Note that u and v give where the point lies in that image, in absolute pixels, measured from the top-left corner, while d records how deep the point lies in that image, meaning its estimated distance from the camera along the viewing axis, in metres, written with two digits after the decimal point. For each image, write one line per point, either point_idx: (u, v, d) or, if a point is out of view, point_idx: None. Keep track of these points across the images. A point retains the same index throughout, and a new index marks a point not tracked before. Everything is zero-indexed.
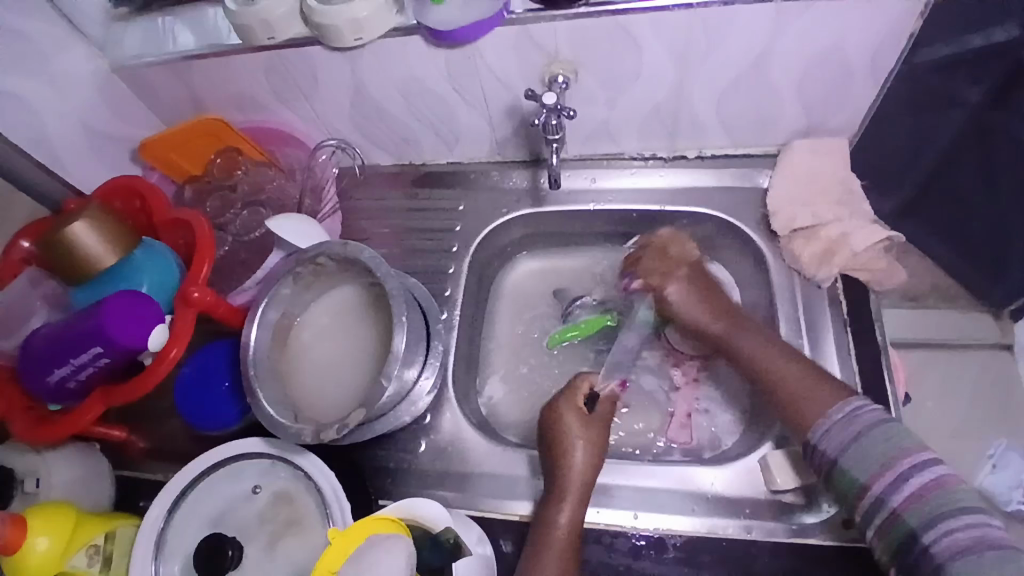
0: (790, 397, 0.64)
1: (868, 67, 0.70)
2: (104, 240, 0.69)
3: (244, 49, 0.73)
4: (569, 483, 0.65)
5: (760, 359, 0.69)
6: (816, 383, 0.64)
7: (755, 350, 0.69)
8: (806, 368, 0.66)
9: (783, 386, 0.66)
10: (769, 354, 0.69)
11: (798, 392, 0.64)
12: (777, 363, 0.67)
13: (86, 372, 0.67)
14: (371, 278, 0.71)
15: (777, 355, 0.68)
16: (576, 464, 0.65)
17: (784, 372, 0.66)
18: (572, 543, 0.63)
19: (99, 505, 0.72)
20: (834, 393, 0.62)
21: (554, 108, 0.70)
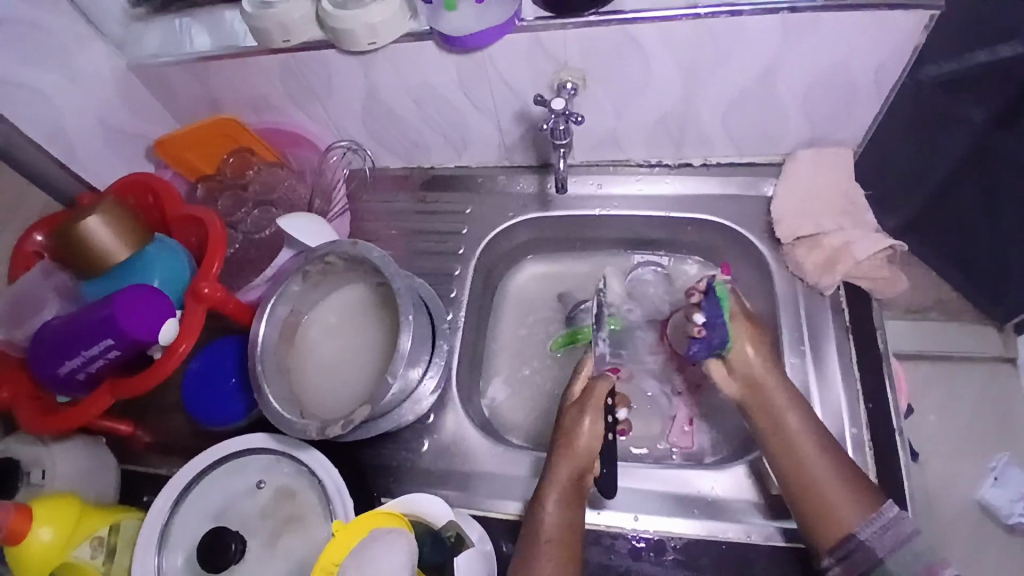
0: (824, 500, 0.60)
1: (873, 80, 0.71)
2: (117, 235, 0.70)
3: (260, 51, 0.75)
4: (558, 477, 0.64)
5: (804, 452, 0.63)
6: (849, 490, 0.60)
7: (800, 437, 0.64)
8: (846, 473, 0.61)
9: (818, 481, 0.61)
10: (812, 448, 0.63)
11: (834, 490, 0.60)
12: (817, 459, 0.62)
13: (97, 364, 0.68)
14: (380, 279, 0.72)
15: (817, 449, 0.63)
16: (565, 457, 0.65)
17: (820, 473, 0.61)
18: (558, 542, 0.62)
19: (103, 496, 0.73)
20: (867, 503, 0.60)
21: (563, 114, 0.71)
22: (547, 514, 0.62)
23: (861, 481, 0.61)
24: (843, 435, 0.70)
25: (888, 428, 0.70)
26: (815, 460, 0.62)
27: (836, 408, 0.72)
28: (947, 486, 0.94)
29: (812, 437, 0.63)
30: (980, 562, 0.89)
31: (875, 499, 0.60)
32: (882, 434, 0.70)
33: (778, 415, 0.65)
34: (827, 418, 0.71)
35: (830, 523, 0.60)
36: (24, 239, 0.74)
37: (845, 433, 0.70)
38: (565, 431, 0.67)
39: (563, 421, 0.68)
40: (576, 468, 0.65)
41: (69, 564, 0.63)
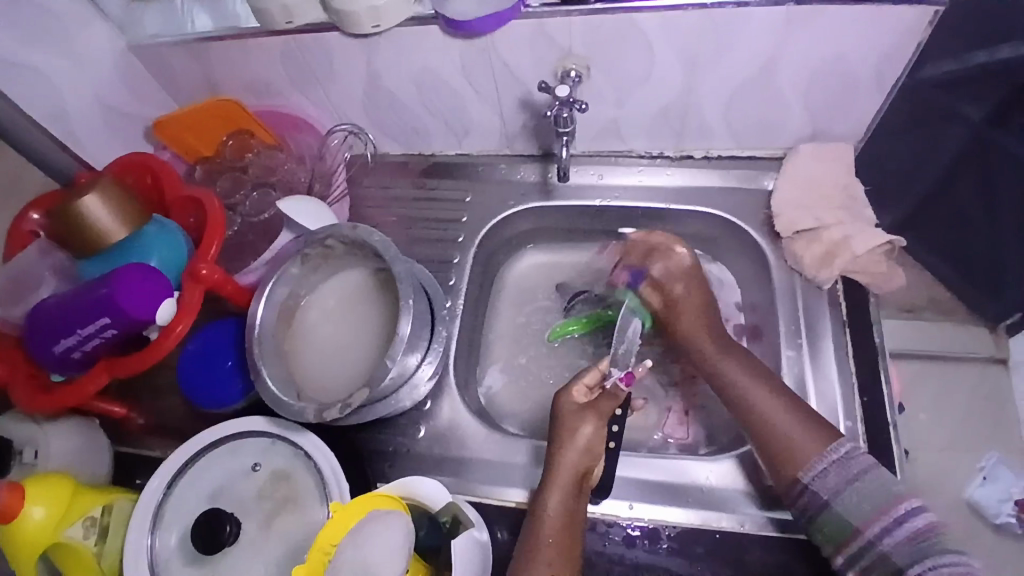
0: (789, 450, 0.63)
1: (876, 74, 0.71)
2: (115, 214, 0.70)
3: (260, 32, 0.74)
4: (561, 470, 0.64)
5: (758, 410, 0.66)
6: (805, 429, 0.63)
7: (746, 387, 0.68)
8: (798, 416, 0.64)
9: (769, 425, 0.64)
10: (752, 387, 0.68)
11: (786, 428, 0.64)
12: (762, 399, 0.66)
13: (92, 343, 0.68)
14: (379, 263, 0.72)
15: (762, 387, 0.67)
16: (569, 454, 0.65)
17: (774, 417, 0.65)
18: (562, 533, 0.62)
19: (97, 476, 0.72)
20: (823, 440, 0.62)
21: (566, 101, 0.70)
22: (552, 503, 0.63)
23: (814, 418, 0.64)
24: (838, 428, 0.71)
25: (883, 421, 0.70)
26: (765, 404, 0.66)
27: (831, 401, 0.72)
28: (938, 482, 0.94)
29: (755, 381, 0.68)
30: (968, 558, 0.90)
31: (830, 437, 0.62)
32: (876, 427, 0.70)
33: (739, 390, 0.68)
34: (823, 411, 0.72)
35: (790, 460, 0.62)
36: (21, 217, 0.73)
37: (840, 426, 0.71)
38: (568, 429, 0.67)
39: (560, 414, 0.69)
40: (580, 466, 0.65)
41: (61, 544, 0.63)
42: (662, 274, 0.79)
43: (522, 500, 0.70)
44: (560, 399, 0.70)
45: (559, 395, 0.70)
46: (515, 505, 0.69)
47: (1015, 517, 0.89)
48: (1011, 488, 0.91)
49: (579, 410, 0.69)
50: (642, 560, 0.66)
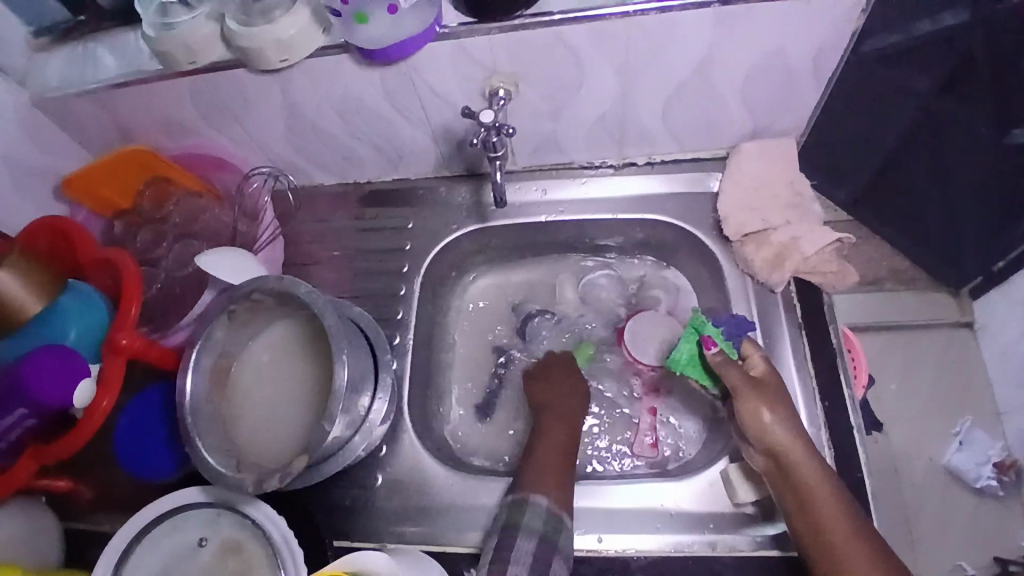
0: (843, 566, 0.56)
1: (810, 69, 0.69)
2: (26, 288, 0.66)
3: (166, 75, 0.69)
4: (563, 404, 0.75)
5: (844, 549, 0.56)
6: (874, 559, 0.56)
7: (824, 511, 0.58)
8: (868, 540, 0.57)
9: (840, 555, 0.56)
10: (829, 502, 0.59)
11: (855, 562, 0.56)
12: (838, 526, 0.57)
13: (14, 433, 0.64)
14: (309, 312, 0.68)
15: (843, 513, 0.58)
16: (565, 397, 0.76)
17: (842, 539, 0.57)
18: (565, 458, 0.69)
19: (46, 560, 0.69)
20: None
21: (493, 127, 0.67)
22: (550, 436, 0.71)
23: (887, 552, 0.57)
24: None
25: (847, 422, 0.69)
26: (840, 531, 0.57)
27: (794, 407, 0.70)
28: (913, 461, 0.94)
29: (836, 502, 0.59)
30: (948, 535, 0.90)
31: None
32: (840, 430, 0.69)
33: (829, 520, 0.58)
34: None
35: None
36: None
37: (805, 432, 0.69)
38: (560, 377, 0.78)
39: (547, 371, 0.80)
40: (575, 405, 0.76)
41: None
42: (752, 423, 0.64)
43: None
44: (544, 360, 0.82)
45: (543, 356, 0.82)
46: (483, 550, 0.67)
47: (995, 478, 0.90)
48: (988, 451, 0.92)
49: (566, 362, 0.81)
50: None
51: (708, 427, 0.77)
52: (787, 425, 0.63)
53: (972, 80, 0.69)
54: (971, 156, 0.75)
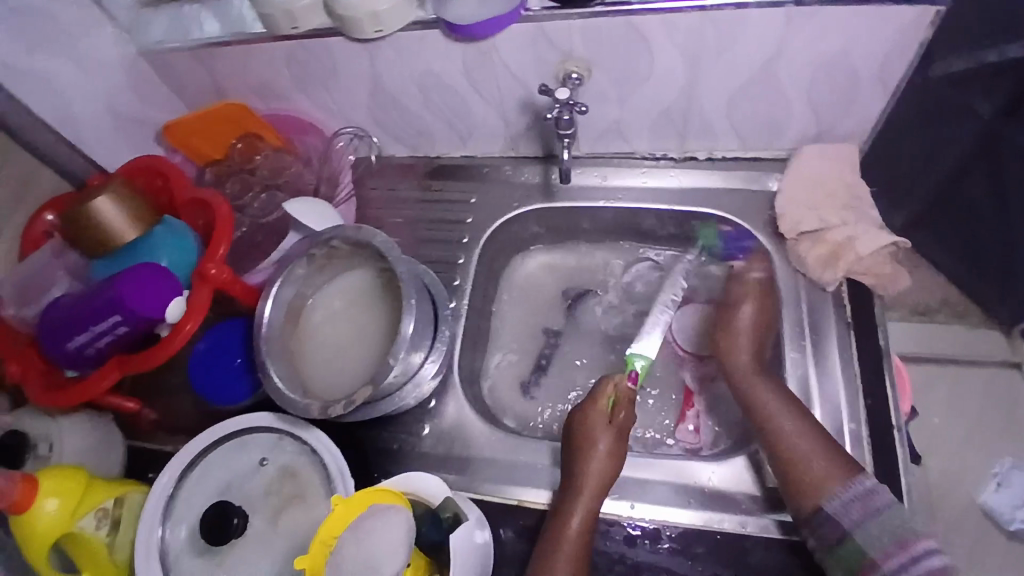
0: (792, 466, 0.63)
1: (876, 76, 0.71)
2: (126, 214, 0.72)
3: (267, 38, 0.76)
4: (591, 477, 0.65)
5: (788, 442, 0.64)
6: (822, 453, 0.63)
7: (768, 406, 0.67)
8: (815, 437, 0.64)
9: (790, 449, 0.64)
10: (771, 407, 0.67)
11: (806, 458, 0.63)
12: (782, 417, 0.65)
13: (104, 340, 0.70)
14: (382, 264, 0.73)
15: (787, 415, 0.66)
16: (594, 464, 0.66)
17: (786, 429, 0.65)
18: (586, 541, 0.63)
19: (109, 470, 0.75)
20: (844, 472, 0.61)
21: (567, 103, 0.71)
22: (576, 514, 0.64)
23: (833, 445, 0.63)
24: (841, 429, 0.70)
25: (887, 423, 0.70)
26: (781, 425, 0.65)
27: (835, 402, 0.72)
28: (951, 485, 0.93)
29: (778, 405, 0.66)
30: (980, 563, 0.88)
31: (850, 469, 0.62)
32: (880, 428, 0.70)
33: (773, 418, 0.66)
34: (826, 413, 0.71)
35: (811, 489, 0.62)
36: (36, 219, 0.76)
37: (843, 428, 0.70)
38: (594, 438, 0.67)
39: (582, 426, 0.69)
40: (606, 473, 0.66)
41: (73, 534, 0.65)
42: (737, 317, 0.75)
43: (525, 498, 0.70)
44: (579, 412, 0.70)
45: (576, 411, 0.70)
46: (518, 504, 0.70)
47: None
48: None
49: (606, 423, 0.69)
50: (643, 560, 0.66)
51: None
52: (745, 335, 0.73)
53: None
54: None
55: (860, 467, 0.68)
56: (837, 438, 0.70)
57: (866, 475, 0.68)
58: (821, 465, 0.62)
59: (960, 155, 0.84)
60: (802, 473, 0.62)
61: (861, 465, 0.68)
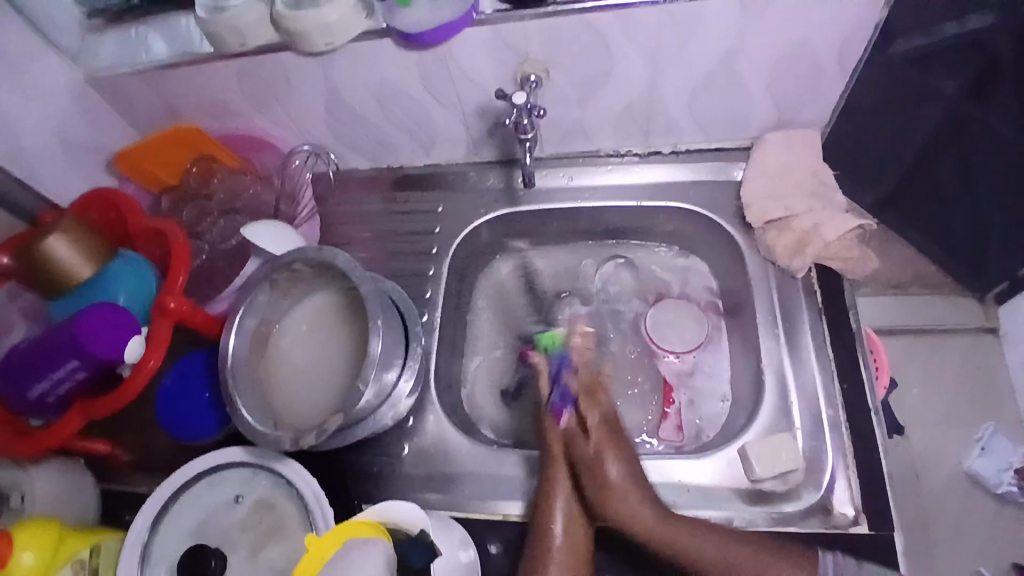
0: None
1: (832, 60, 0.71)
2: (80, 254, 0.70)
3: (217, 57, 0.73)
4: (556, 470, 0.68)
5: (732, 565, 0.61)
6: (778, 566, 0.61)
7: (714, 561, 0.62)
8: (761, 551, 0.62)
9: (742, 574, 0.61)
10: (711, 554, 0.62)
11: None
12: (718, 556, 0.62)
13: (65, 386, 0.68)
14: (346, 284, 0.71)
15: (728, 541, 0.62)
16: (557, 452, 0.69)
17: (739, 561, 0.61)
18: (577, 544, 0.65)
19: (84, 517, 0.72)
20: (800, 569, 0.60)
21: (525, 108, 0.70)
22: (553, 514, 0.66)
23: (786, 549, 0.62)
24: (820, 415, 0.70)
25: (865, 406, 0.70)
26: (731, 554, 0.62)
27: (812, 389, 0.72)
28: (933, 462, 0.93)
29: (708, 541, 0.62)
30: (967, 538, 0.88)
31: (806, 561, 0.61)
32: (857, 414, 0.70)
33: (716, 574, 0.62)
34: (804, 400, 0.71)
35: None
36: None
37: (822, 414, 0.70)
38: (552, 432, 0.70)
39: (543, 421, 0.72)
40: (569, 458, 0.69)
41: None
42: (607, 481, 0.66)
43: (510, 512, 0.70)
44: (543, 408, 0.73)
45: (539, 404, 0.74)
46: (503, 517, 0.69)
47: (1015, 485, 0.87)
48: (1011, 457, 0.88)
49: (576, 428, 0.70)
50: None
51: (727, 408, 0.79)
52: (635, 489, 0.66)
53: (1005, 73, 0.66)
54: (1004, 156, 0.72)
55: (841, 453, 0.68)
56: (817, 425, 0.70)
57: (847, 459, 0.68)
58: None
59: (923, 138, 0.76)
60: None
61: (842, 452, 0.68)
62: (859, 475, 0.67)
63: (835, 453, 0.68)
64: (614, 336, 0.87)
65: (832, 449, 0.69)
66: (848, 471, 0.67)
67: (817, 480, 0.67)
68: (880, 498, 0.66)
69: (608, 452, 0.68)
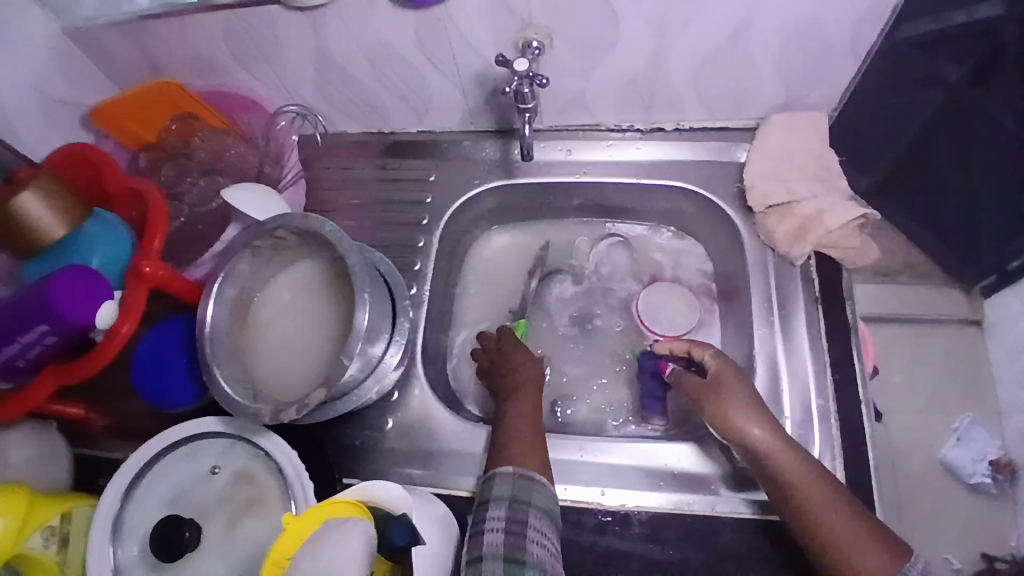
0: (838, 552, 0.55)
1: (846, 44, 0.68)
2: (54, 212, 0.66)
3: (200, 8, 0.68)
4: (515, 374, 0.71)
5: (830, 523, 0.56)
6: (872, 539, 0.55)
7: (818, 507, 0.57)
8: (857, 517, 0.56)
9: (835, 535, 0.55)
10: (819, 502, 0.57)
11: (852, 548, 0.54)
12: (823, 514, 0.57)
13: (34, 351, 0.65)
14: (332, 253, 0.69)
15: (831, 494, 0.57)
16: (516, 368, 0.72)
17: (834, 520, 0.56)
18: (535, 430, 0.65)
19: (57, 483, 0.71)
20: (894, 555, 0.54)
21: (526, 76, 0.66)
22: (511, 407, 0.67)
23: (878, 528, 0.56)
24: (810, 406, 0.70)
25: (855, 398, 0.70)
26: (835, 513, 0.56)
27: (804, 379, 0.71)
28: None
29: (816, 485, 0.58)
30: None
31: (900, 549, 0.54)
32: (847, 405, 0.70)
33: (812, 521, 0.57)
34: (794, 390, 0.71)
35: None
36: None
37: (812, 405, 0.70)
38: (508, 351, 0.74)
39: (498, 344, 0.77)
40: (529, 370, 0.72)
41: (22, 555, 0.61)
42: (730, 419, 0.62)
43: None
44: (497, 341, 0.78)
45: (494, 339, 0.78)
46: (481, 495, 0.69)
47: (988, 476, 0.88)
48: (985, 448, 0.89)
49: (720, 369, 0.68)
50: (615, 547, 0.66)
51: None
52: (761, 420, 0.62)
53: (1005, 62, 0.67)
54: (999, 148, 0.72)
55: (828, 444, 0.68)
56: (806, 415, 0.70)
57: (834, 451, 0.68)
58: (861, 545, 0.54)
59: (925, 122, 0.76)
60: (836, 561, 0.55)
61: (829, 442, 0.68)
62: (844, 467, 0.67)
63: (822, 444, 0.68)
64: (606, 316, 0.86)
65: (819, 439, 0.68)
66: (834, 462, 0.67)
67: None
68: (864, 490, 0.66)
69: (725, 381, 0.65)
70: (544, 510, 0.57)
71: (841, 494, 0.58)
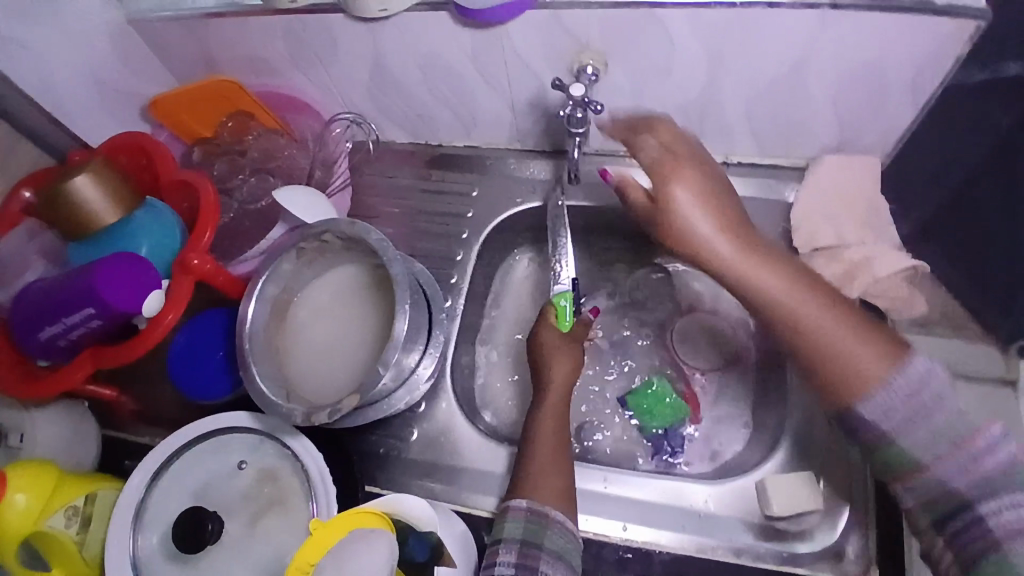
0: (829, 356, 0.52)
1: (906, 90, 0.66)
2: (105, 198, 0.68)
3: (264, 11, 0.69)
4: (554, 382, 0.68)
5: (800, 321, 0.53)
6: (869, 342, 0.51)
7: (816, 320, 0.52)
8: (850, 320, 0.53)
9: (827, 342, 0.52)
10: (813, 314, 0.53)
11: (846, 347, 0.51)
12: (817, 314, 0.52)
13: (78, 332, 0.66)
14: (375, 259, 0.69)
15: (802, 293, 0.53)
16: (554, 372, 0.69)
17: (823, 329, 0.52)
18: (563, 451, 0.63)
19: (82, 466, 0.72)
20: (892, 355, 0.51)
21: (581, 101, 0.67)
22: (545, 423, 0.65)
23: (880, 331, 0.53)
24: None
25: None
26: (803, 313, 0.52)
27: None
28: None
29: (785, 286, 0.53)
30: None
31: (897, 347, 0.51)
32: None
33: (804, 334, 0.53)
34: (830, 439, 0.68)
35: (852, 392, 0.51)
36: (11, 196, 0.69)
37: None
38: (551, 351, 0.71)
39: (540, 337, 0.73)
40: (569, 379, 0.69)
41: (41, 534, 0.62)
42: (687, 253, 0.56)
43: None
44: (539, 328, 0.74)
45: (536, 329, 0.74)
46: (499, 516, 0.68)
47: None
48: None
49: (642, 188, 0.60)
50: None
51: (747, 434, 0.77)
52: (758, 250, 0.54)
53: None
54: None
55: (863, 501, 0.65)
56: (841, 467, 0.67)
57: (868, 508, 0.65)
58: (869, 340, 0.52)
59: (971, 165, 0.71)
60: (827, 366, 0.52)
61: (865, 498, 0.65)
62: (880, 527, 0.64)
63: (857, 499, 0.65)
64: (638, 344, 0.85)
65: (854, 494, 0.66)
66: (868, 520, 0.64)
67: (836, 524, 0.65)
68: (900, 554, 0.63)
69: (682, 165, 0.56)
70: (556, 552, 0.56)
71: (834, 295, 0.54)
